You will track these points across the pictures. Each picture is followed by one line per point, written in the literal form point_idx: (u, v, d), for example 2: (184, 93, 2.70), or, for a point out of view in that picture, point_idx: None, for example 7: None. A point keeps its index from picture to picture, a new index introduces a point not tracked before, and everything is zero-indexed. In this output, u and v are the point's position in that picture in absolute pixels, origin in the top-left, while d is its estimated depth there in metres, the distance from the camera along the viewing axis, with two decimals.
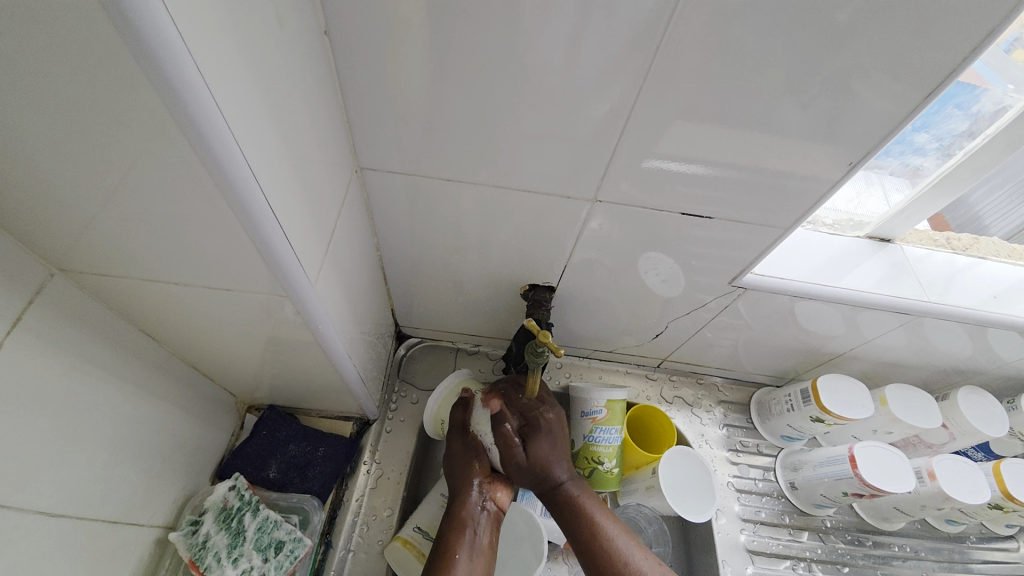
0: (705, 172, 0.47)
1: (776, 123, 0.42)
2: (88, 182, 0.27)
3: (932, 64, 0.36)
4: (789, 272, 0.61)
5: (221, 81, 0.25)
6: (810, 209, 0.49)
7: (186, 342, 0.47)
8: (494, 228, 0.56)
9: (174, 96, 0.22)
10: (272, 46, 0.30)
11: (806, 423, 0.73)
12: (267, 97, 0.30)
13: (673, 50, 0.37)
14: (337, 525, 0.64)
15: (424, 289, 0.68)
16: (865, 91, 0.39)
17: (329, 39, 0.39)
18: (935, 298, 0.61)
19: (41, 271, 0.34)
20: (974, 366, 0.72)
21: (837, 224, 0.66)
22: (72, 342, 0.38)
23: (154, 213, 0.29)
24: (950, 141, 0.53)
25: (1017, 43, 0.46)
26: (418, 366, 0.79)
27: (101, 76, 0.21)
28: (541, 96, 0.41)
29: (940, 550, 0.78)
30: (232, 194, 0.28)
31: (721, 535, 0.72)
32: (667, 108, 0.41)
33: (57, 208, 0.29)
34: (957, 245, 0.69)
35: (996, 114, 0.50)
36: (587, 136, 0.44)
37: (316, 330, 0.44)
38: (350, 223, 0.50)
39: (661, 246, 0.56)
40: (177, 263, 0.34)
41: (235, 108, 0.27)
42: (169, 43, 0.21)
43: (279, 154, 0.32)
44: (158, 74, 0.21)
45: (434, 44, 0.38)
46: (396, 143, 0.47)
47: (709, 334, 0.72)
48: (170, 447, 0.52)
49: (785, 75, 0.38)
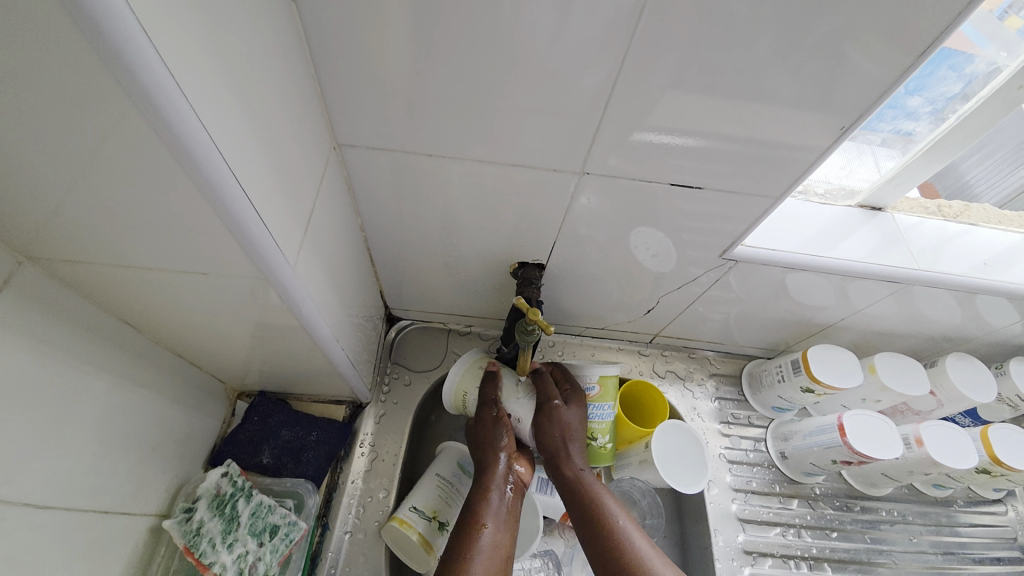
0: (695, 143, 0.46)
1: (767, 90, 0.40)
2: (40, 165, 0.25)
3: (927, 23, 0.35)
4: (779, 244, 0.60)
5: (175, 52, 0.24)
6: (800, 178, 0.48)
7: (169, 330, 0.46)
8: (481, 206, 0.54)
9: (122, 67, 0.21)
10: (233, 13, 0.28)
11: (796, 394, 0.74)
12: (229, 68, 0.29)
13: (659, 13, 0.35)
14: (333, 508, 0.64)
15: (412, 270, 0.67)
16: (857, 55, 0.38)
17: (297, 7, 0.37)
18: (925, 266, 0.61)
19: (8, 260, 0.33)
20: (963, 333, 0.73)
21: (828, 194, 0.66)
22: (47, 332, 0.36)
23: (118, 197, 0.28)
24: (944, 104, 0.52)
25: (1009, 11, 0.46)
26: (410, 348, 0.79)
27: (40, 48, 0.20)
28: (524, 65, 0.40)
29: (927, 514, 0.79)
30: (196, 174, 0.26)
31: (713, 505, 0.73)
32: (655, 75, 0.40)
33: (13, 193, 0.27)
34: (948, 213, 0.69)
35: (990, 76, 0.49)
36: (573, 108, 0.43)
37: (300, 314, 0.43)
38: (331, 203, 0.48)
39: (652, 220, 0.55)
40: (149, 248, 0.33)
41: (192, 77, 0.25)
42: (107, 2, 0.19)
43: (247, 130, 0.31)
44: (101, 40, 0.20)
45: (409, 11, 0.37)
46: (376, 118, 0.45)
47: (700, 308, 0.72)
48: (159, 436, 0.52)
49: (776, 38, 0.37)
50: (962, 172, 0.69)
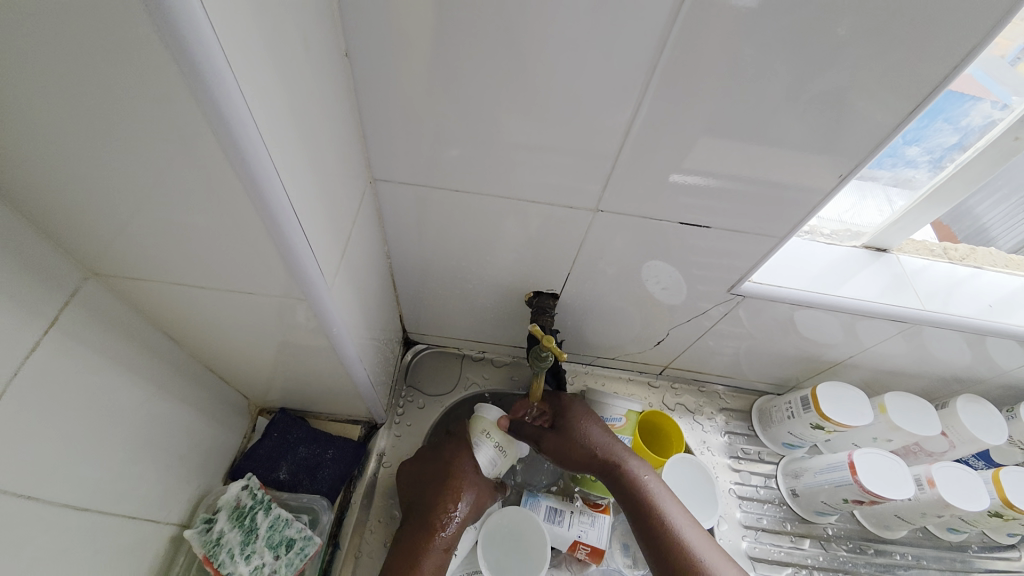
0: (704, 184, 0.49)
1: (770, 137, 0.44)
2: (128, 189, 0.29)
3: (916, 82, 0.39)
4: (787, 280, 0.62)
5: (258, 101, 0.27)
6: (804, 219, 0.51)
7: (206, 345, 0.49)
8: (500, 237, 0.58)
9: (216, 113, 0.25)
10: (300, 67, 0.33)
11: (806, 431, 0.74)
12: (295, 117, 0.33)
13: (672, 69, 0.39)
14: (345, 527, 0.65)
15: (432, 296, 0.70)
16: (854, 108, 0.41)
17: (349, 61, 0.41)
18: (931, 307, 0.63)
19: (76, 275, 0.36)
20: (973, 375, 0.73)
21: (834, 235, 0.67)
22: (101, 341, 0.40)
23: (188, 220, 0.31)
24: (942, 154, 0.55)
25: (1021, 57, 0.48)
26: (424, 372, 0.81)
27: (153, 96, 0.24)
28: (547, 112, 0.44)
29: (942, 559, 0.78)
30: (261, 204, 0.30)
31: (723, 541, 0.72)
32: (668, 121, 0.43)
33: (96, 215, 0.31)
34: (955, 255, 0.70)
35: (986, 128, 0.51)
36: (591, 149, 0.46)
37: (330, 333, 0.46)
38: (363, 232, 0.52)
39: (663, 254, 0.58)
40: (204, 267, 0.36)
41: (269, 124, 0.29)
42: (215, 66, 0.23)
43: (304, 166, 0.35)
44: (206, 96, 0.24)
45: (447, 64, 0.41)
46: (409, 155, 0.49)
47: (711, 342, 0.74)
48: (186, 447, 0.54)
49: (779, 92, 0.40)
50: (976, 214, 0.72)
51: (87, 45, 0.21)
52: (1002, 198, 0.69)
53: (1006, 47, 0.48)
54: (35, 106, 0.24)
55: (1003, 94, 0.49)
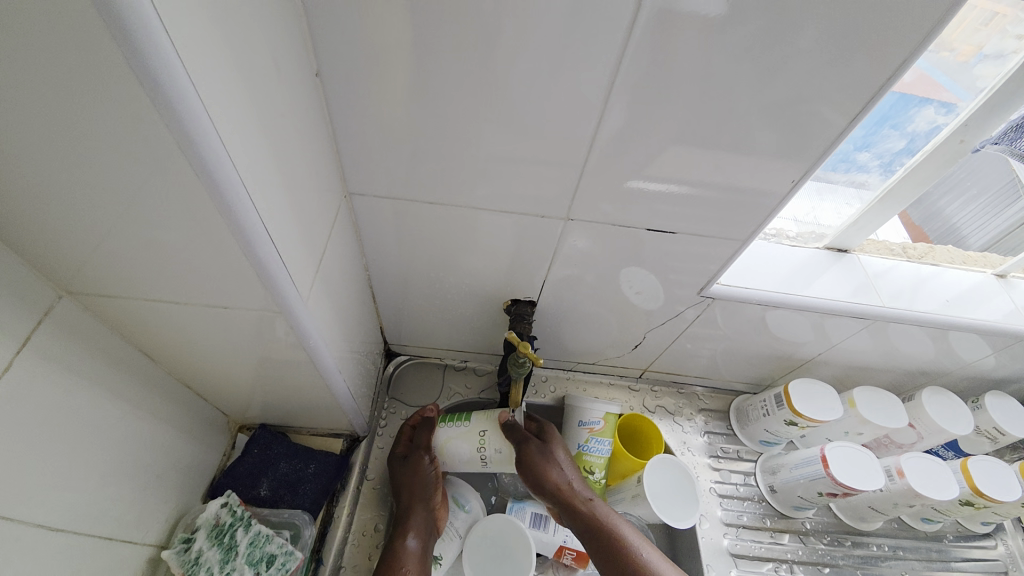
0: (670, 191, 0.51)
1: (728, 145, 0.46)
2: (99, 208, 0.29)
3: (858, 92, 0.41)
4: (754, 281, 0.64)
5: (226, 120, 0.28)
6: (764, 221, 0.54)
7: (183, 361, 0.49)
8: (476, 247, 0.59)
9: (184, 133, 0.25)
10: (270, 88, 0.34)
11: (781, 427, 0.76)
12: (267, 135, 0.34)
13: (631, 83, 0.41)
14: (328, 542, 0.65)
15: (412, 307, 0.70)
16: (804, 117, 0.44)
17: (321, 80, 0.43)
18: (892, 304, 0.66)
19: (50, 294, 0.36)
20: (937, 368, 0.76)
21: (800, 236, 0.70)
22: (75, 360, 0.39)
23: (160, 237, 0.32)
24: (891, 158, 0.58)
25: (981, 60, 0.50)
26: (407, 383, 0.81)
27: (120, 117, 0.25)
28: (516, 125, 0.45)
29: (918, 549, 0.80)
30: (233, 220, 0.31)
31: (705, 539, 0.73)
32: (631, 132, 0.45)
33: (68, 234, 0.31)
34: (913, 254, 0.74)
35: (932, 133, 0.55)
36: (559, 160, 0.48)
37: (308, 345, 0.47)
38: (340, 245, 0.53)
39: (636, 259, 0.60)
40: (179, 283, 0.37)
41: (238, 141, 0.30)
42: (180, 87, 0.24)
43: (277, 183, 0.36)
44: (174, 116, 0.25)
45: (417, 81, 0.42)
46: (383, 169, 0.50)
47: (687, 344, 0.76)
48: (164, 465, 0.53)
49: (732, 103, 0.43)
50: (947, 216, 0.75)
51: (58, 72, 0.22)
52: (970, 198, 0.73)
53: (966, 53, 0.49)
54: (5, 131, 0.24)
55: (958, 94, 0.52)
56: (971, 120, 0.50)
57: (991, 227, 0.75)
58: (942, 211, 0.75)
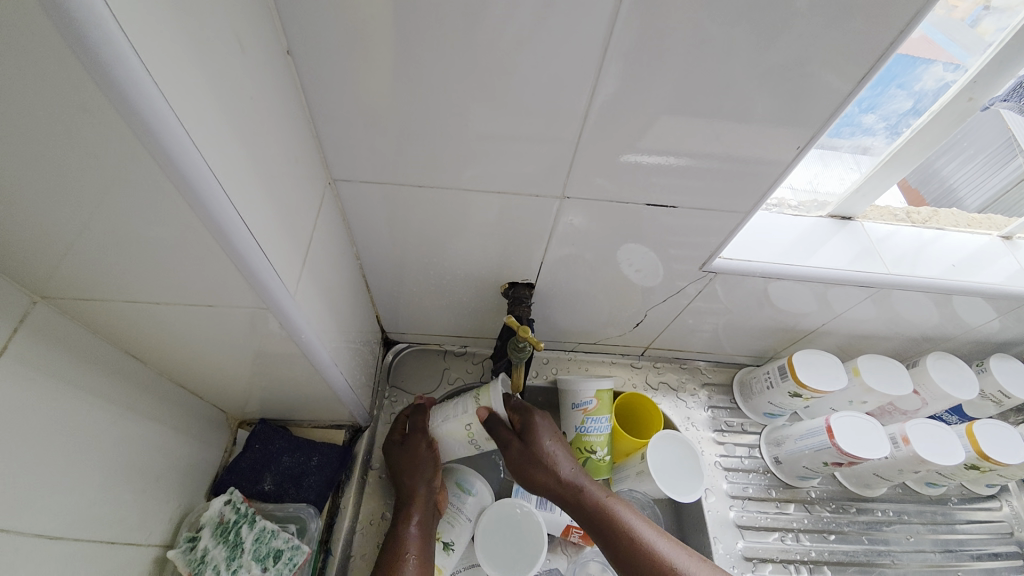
0: (668, 163, 0.49)
1: (729, 112, 0.44)
2: (61, 210, 0.27)
3: (866, 51, 0.39)
4: (757, 254, 0.63)
5: (188, 108, 0.26)
6: (767, 192, 0.52)
7: (172, 361, 0.48)
8: (470, 230, 0.57)
9: (141, 125, 0.23)
10: (235, 68, 0.31)
11: (785, 399, 0.76)
12: (235, 121, 0.31)
13: (624, 50, 0.39)
14: (335, 533, 0.66)
15: (407, 295, 0.69)
16: (809, 81, 0.41)
17: (293, 59, 0.40)
18: (896, 271, 0.64)
19: (23, 300, 0.35)
20: (942, 333, 0.76)
21: (801, 205, 0.69)
22: (57, 367, 0.38)
23: (132, 237, 0.30)
24: (897, 120, 0.56)
25: (982, 15, 0.48)
26: (407, 371, 0.81)
27: (69, 110, 0.22)
28: (504, 101, 0.43)
29: (923, 513, 0.81)
30: (208, 217, 0.29)
31: (711, 512, 0.74)
32: (626, 103, 0.43)
33: (31, 238, 0.29)
34: (917, 219, 0.72)
35: (940, 92, 0.52)
36: (551, 137, 0.46)
37: (300, 340, 0.45)
38: (328, 235, 0.51)
39: (635, 237, 0.58)
40: (157, 282, 0.35)
41: (202, 130, 0.28)
42: (130, 72, 0.22)
43: (251, 173, 0.34)
44: (129, 107, 0.23)
45: (395, 57, 0.40)
46: (367, 154, 0.48)
47: (690, 320, 0.75)
48: (163, 466, 0.53)
49: (733, 67, 0.40)
50: (943, 177, 0.72)
51: None
52: (966, 156, 0.70)
53: (964, 11, 0.48)
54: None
55: (959, 55, 0.50)
56: (979, 78, 0.48)
57: (986, 187, 0.72)
58: (938, 172, 0.72)
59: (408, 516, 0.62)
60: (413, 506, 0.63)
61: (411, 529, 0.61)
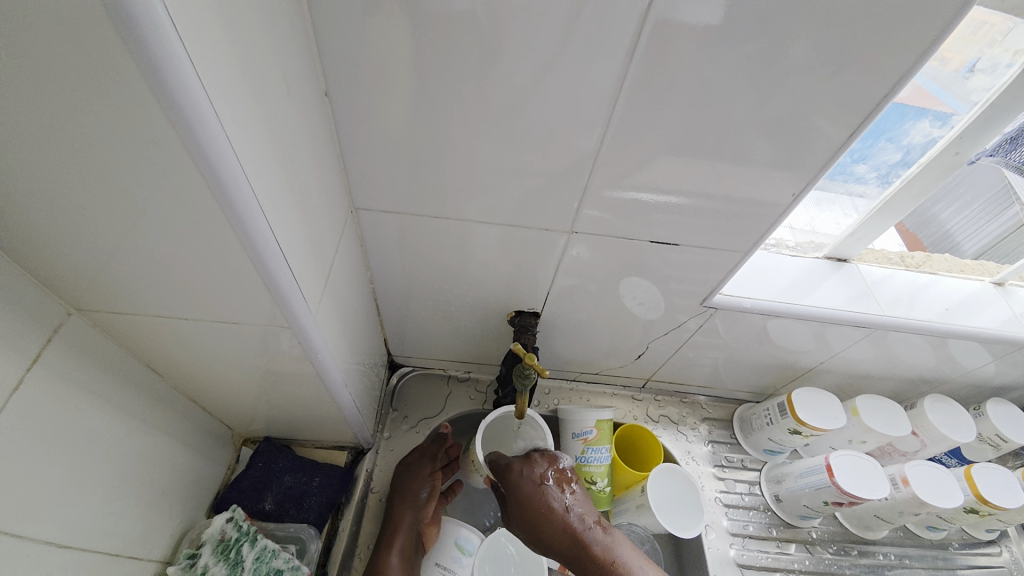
0: (671, 202, 0.52)
1: (729, 157, 0.47)
2: (114, 228, 0.30)
3: (854, 107, 0.42)
4: (756, 292, 0.65)
5: (244, 145, 0.30)
6: (765, 233, 0.54)
7: (188, 375, 0.50)
8: (479, 260, 0.60)
9: (206, 160, 0.27)
10: (281, 106, 0.35)
11: (785, 436, 0.77)
12: (279, 156, 0.35)
13: (631, 99, 0.42)
14: (332, 556, 0.65)
15: (416, 320, 0.71)
16: (801, 133, 0.45)
17: (329, 100, 0.44)
18: (891, 312, 0.66)
19: (61, 311, 0.37)
20: (939, 375, 0.77)
21: (800, 246, 0.71)
22: (82, 376, 0.40)
23: (171, 256, 0.33)
24: (888, 170, 0.60)
25: (974, 71, 0.50)
26: (410, 395, 0.82)
27: (144, 143, 0.25)
28: (519, 140, 0.46)
29: (925, 557, 0.80)
30: (248, 241, 0.32)
31: (711, 550, 0.73)
32: (633, 146, 0.46)
33: (79, 254, 0.32)
34: (912, 262, 0.74)
35: (927, 146, 0.55)
36: (561, 174, 0.49)
37: (316, 360, 0.47)
38: (346, 261, 0.53)
39: (638, 271, 0.60)
40: (188, 298, 0.37)
41: (253, 163, 0.31)
42: (201, 116, 0.25)
43: (289, 202, 0.37)
44: (196, 144, 0.26)
45: (420, 99, 0.43)
46: (388, 186, 0.51)
47: (690, 353, 0.76)
48: (169, 480, 0.53)
49: (732, 117, 0.44)
50: (941, 222, 0.75)
51: (90, 100, 0.23)
52: (965, 203, 0.73)
53: (957, 63, 0.50)
54: (6, 142, 0.24)
55: (952, 104, 0.52)
56: (965, 133, 0.51)
57: (984, 232, 0.75)
58: (936, 217, 0.74)
59: (389, 545, 0.62)
60: (396, 534, 0.63)
61: (392, 557, 0.61)
